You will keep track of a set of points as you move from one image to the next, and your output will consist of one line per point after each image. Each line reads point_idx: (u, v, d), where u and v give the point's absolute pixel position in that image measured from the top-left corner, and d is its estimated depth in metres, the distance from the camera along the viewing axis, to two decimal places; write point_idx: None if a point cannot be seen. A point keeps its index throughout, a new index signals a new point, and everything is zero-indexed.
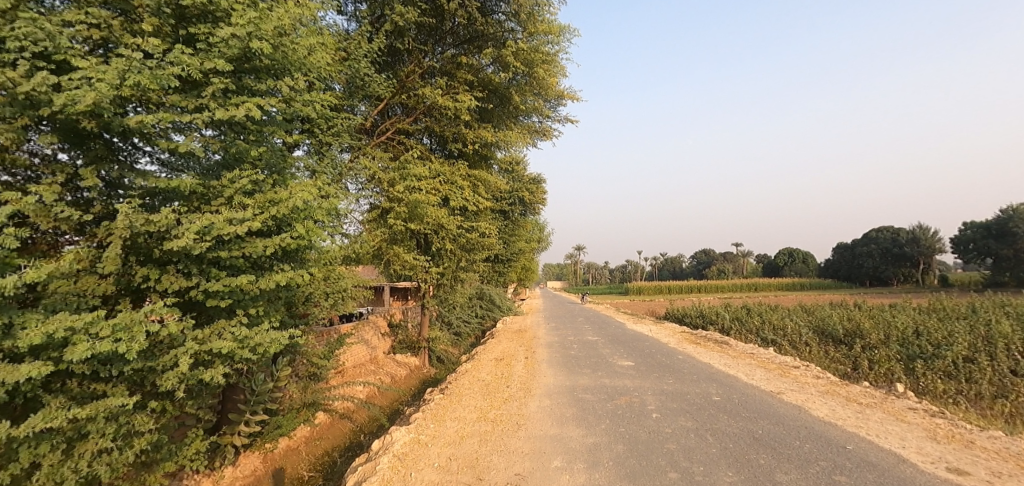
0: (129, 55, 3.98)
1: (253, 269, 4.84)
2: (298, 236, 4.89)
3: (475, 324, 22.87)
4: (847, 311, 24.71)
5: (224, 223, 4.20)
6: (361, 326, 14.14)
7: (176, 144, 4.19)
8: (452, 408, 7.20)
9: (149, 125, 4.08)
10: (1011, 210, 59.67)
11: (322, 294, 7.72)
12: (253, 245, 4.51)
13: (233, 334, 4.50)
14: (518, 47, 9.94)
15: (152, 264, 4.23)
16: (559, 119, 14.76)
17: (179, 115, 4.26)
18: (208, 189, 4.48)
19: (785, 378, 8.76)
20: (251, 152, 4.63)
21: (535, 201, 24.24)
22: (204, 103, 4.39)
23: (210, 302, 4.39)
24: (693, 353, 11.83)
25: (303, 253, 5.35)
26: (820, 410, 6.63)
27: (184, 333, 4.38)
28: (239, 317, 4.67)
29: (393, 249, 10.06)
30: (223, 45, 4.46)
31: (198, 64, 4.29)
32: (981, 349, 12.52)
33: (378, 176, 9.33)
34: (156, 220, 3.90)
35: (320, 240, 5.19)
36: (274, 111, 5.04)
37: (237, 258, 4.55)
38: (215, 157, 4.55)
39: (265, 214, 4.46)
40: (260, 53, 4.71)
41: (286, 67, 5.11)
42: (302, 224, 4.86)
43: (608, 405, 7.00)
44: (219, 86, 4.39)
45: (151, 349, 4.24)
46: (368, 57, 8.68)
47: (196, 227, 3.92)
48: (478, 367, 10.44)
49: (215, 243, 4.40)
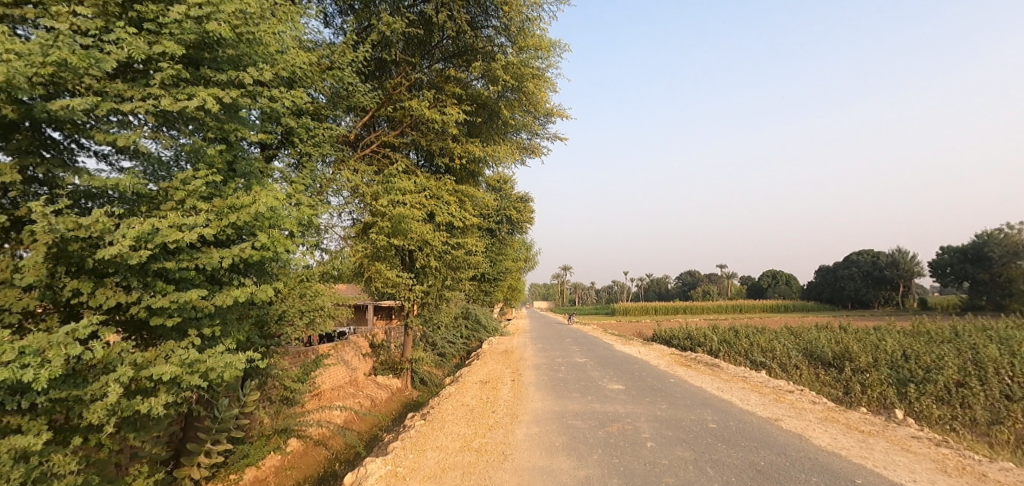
0: (59, 31, 3.62)
1: (209, 284, 4.41)
2: (263, 247, 4.50)
3: (460, 345, 22.33)
4: (833, 334, 24.64)
5: (170, 229, 3.79)
6: (341, 347, 13.61)
7: (116, 138, 3.82)
8: (434, 436, 6.74)
9: (83, 113, 3.69)
10: (987, 235, 60.97)
11: (297, 312, 7.28)
12: (208, 256, 4.11)
13: (180, 357, 4.04)
14: (507, 61, 9.73)
15: (88, 276, 3.76)
16: (548, 137, 14.61)
17: (121, 104, 3.90)
18: (157, 191, 4.12)
19: (780, 403, 8.45)
20: (207, 151, 4.31)
21: (522, 219, 24.03)
22: (151, 92, 4.06)
23: (153, 320, 3.96)
24: (684, 376, 11.50)
25: (269, 266, 4.98)
26: (822, 439, 6.32)
27: (120, 356, 3.83)
28: (190, 339, 4.25)
29: (375, 266, 9.66)
30: (177, 27, 4.16)
31: (145, 47, 3.97)
32: (972, 373, 12.36)
33: (361, 190, 8.96)
34: (86, 225, 3.47)
35: (290, 253, 4.81)
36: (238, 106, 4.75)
37: (189, 271, 4.11)
38: (164, 153, 4.21)
39: (222, 221, 4.10)
40: (222, 43, 4.48)
41: (253, 59, 4.83)
42: (269, 234, 4.48)
43: (600, 434, 6.62)
44: (167, 72, 4.08)
45: (81, 374, 3.66)
46: (352, 67, 8.40)
47: (132, 233, 3.49)
48: (463, 390, 9.96)
49: (160, 253, 3.97)
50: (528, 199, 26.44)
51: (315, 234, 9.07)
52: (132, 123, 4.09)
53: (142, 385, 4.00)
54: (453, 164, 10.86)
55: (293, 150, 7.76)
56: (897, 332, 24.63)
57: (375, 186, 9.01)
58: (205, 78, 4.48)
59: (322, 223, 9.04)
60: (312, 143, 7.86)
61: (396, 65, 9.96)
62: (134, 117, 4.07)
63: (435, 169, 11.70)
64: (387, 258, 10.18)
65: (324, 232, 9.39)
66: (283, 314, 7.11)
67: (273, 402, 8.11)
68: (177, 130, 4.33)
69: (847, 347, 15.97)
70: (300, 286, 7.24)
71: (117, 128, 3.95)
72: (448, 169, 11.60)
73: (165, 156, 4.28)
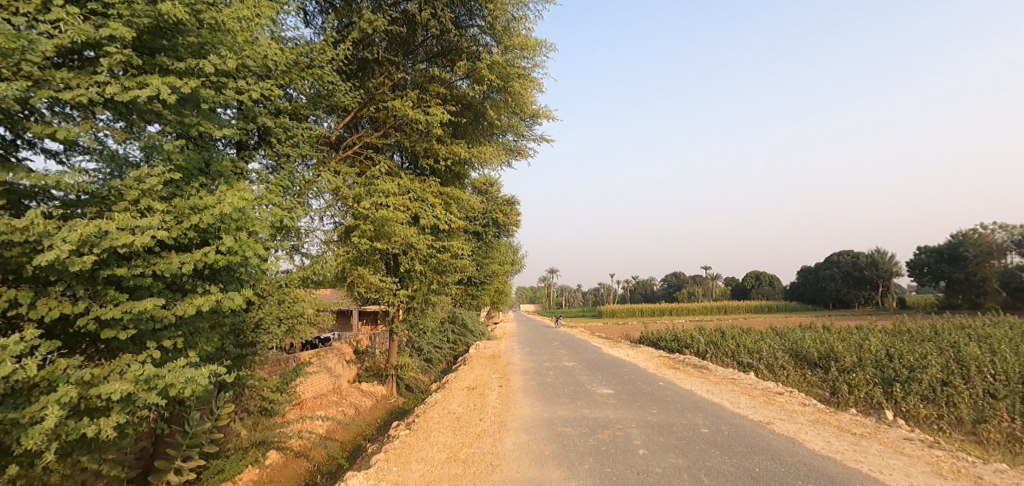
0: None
1: (168, 292, 4.14)
2: (229, 251, 4.24)
3: (446, 350, 22.06)
4: (817, 334, 24.85)
5: (121, 232, 3.50)
6: (323, 354, 13.27)
7: (56, 130, 3.52)
8: (419, 447, 6.51)
9: (16, 102, 3.38)
10: (963, 235, 62.32)
11: (276, 319, 7.01)
12: (167, 262, 3.86)
13: (136, 372, 3.74)
14: (492, 61, 9.55)
15: (27, 285, 3.45)
16: (534, 138, 14.48)
17: (63, 94, 3.61)
18: (108, 190, 3.83)
19: (771, 406, 8.36)
20: (162, 145, 4.04)
21: (508, 222, 23.88)
22: (97, 78, 3.76)
23: (105, 333, 3.67)
24: (673, 379, 11.40)
25: (237, 273, 4.73)
26: (815, 442, 6.21)
27: (67, 373, 3.51)
28: (149, 352, 3.97)
29: (358, 270, 9.38)
30: (126, 7, 3.88)
31: (89, 30, 3.67)
32: (956, 371, 12.45)
33: (342, 192, 8.70)
34: (25, 227, 3.19)
35: (260, 258, 4.56)
36: (199, 97, 4.48)
37: (145, 278, 3.83)
38: (114, 148, 3.93)
39: (183, 224, 3.85)
40: (179, 25, 4.20)
41: (213, 45, 4.56)
42: (238, 236, 4.24)
43: (590, 441, 6.44)
44: (115, 57, 3.78)
45: (21, 395, 3.33)
46: (332, 65, 8.15)
47: (76, 236, 3.20)
48: (450, 397, 9.72)
49: (111, 258, 3.68)
50: (514, 202, 26.29)
51: (293, 237, 8.80)
52: (80, 116, 3.82)
53: (102, 402, 3.73)
54: (437, 165, 10.65)
55: (269, 150, 7.55)
56: (880, 331, 24.90)
57: (357, 188, 8.76)
58: (160, 66, 4.21)
59: (300, 225, 8.75)
60: (291, 143, 7.59)
61: (378, 64, 9.72)
62: (81, 110, 3.79)
63: (419, 171, 11.47)
64: (371, 263, 9.92)
65: (303, 237, 9.10)
66: (258, 321, 6.84)
67: (252, 413, 7.82)
68: (131, 124, 4.06)
69: (832, 347, 16.05)
70: (278, 292, 6.96)
71: (59, 121, 3.65)
72: (432, 171, 11.38)
73: (116, 150, 4.00)
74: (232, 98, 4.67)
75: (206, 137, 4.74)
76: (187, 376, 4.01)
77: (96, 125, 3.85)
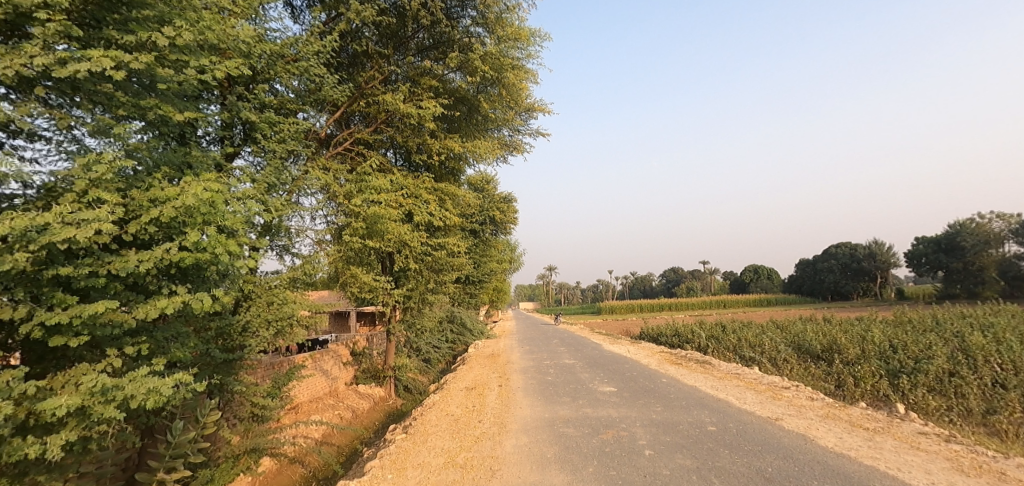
0: None
1: (128, 293, 3.89)
2: (195, 248, 3.95)
3: (445, 349, 21.82)
4: (818, 326, 24.70)
5: (64, 226, 3.23)
6: (319, 356, 13.01)
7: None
8: (416, 452, 6.25)
9: None
10: (960, 224, 62.32)
11: (265, 322, 6.75)
12: (122, 260, 3.60)
13: (88, 384, 3.46)
14: (485, 52, 9.28)
15: None
16: (530, 133, 14.23)
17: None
18: (56, 181, 3.61)
19: (778, 401, 8.12)
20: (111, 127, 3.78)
21: (506, 219, 23.65)
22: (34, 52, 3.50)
23: (54, 340, 3.40)
24: (676, 375, 11.17)
25: (209, 273, 4.44)
26: (828, 438, 5.97)
27: (10, 384, 3.28)
28: (107, 361, 3.70)
29: (351, 270, 9.11)
30: None
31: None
32: (962, 361, 12.26)
33: (333, 189, 8.45)
34: None
35: (233, 256, 4.26)
36: (155, 76, 4.22)
37: (98, 278, 3.56)
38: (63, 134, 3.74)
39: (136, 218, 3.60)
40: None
41: (169, 17, 4.28)
42: (206, 230, 3.99)
43: (593, 442, 6.20)
44: (51, 27, 3.50)
45: None
46: (319, 57, 7.86)
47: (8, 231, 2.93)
48: (448, 398, 9.48)
49: (59, 256, 3.43)
50: (511, 199, 26.06)
51: (279, 236, 8.52)
52: (23, 98, 3.60)
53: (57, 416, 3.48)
54: (431, 160, 10.40)
55: (256, 147, 7.28)
56: (881, 322, 24.76)
57: (348, 185, 8.50)
58: (108, 39, 3.94)
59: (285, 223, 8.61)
60: (276, 138, 7.33)
61: (369, 58, 9.44)
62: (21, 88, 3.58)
63: (413, 167, 11.21)
64: (363, 262, 9.67)
65: (292, 237, 8.84)
66: (244, 323, 6.59)
67: (243, 420, 7.56)
68: (77, 105, 3.83)
69: (836, 339, 15.85)
70: (260, 298, 6.81)
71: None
72: (426, 166, 11.13)
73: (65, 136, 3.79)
74: (192, 76, 4.39)
75: (168, 120, 4.48)
76: (158, 383, 3.77)
77: (40, 109, 3.62)
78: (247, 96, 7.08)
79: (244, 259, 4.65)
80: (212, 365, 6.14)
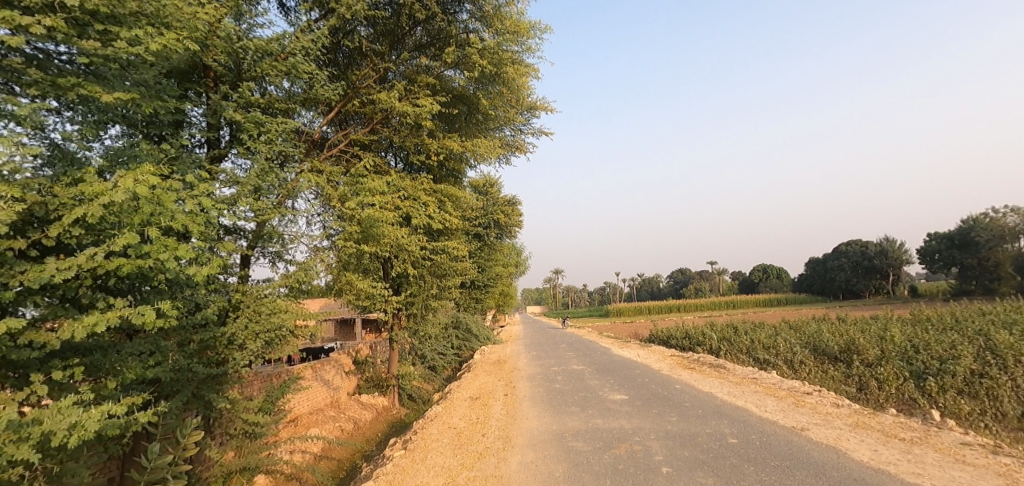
0: None
1: (52, 304, 3.57)
2: (133, 256, 3.68)
3: (451, 356, 21.39)
4: (833, 326, 24.03)
5: None
6: (320, 365, 12.64)
7: None
8: (414, 472, 5.80)
9: None
10: (974, 219, 61.18)
11: (255, 335, 6.35)
12: (40, 269, 3.31)
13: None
14: (483, 46, 8.87)
15: None
16: (533, 132, 13.85)
17: None
18: None
19: (802, 409, 7.62)
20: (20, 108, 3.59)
21: (510, 223, 23.24)
22: None
23: None
24: (689, 381, 10.67)
25: (155, 282, 4.16)
26: (862, 452, 5.47)
27: None
28: (32, 389, 3.38)
29: (347, 276, 8.70)
30: None
31: None
32: (991, 362, 11.66)
33: (326, 192, 8.06)
34: None
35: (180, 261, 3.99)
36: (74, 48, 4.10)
37: (10, 289, 3.23)
38: None
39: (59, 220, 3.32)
40: None
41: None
42: (147, 232, 3.74)
43: (605, 457, 5.75)
44: None
45: None
46: (309, 54, 7.51)
47: None
48: (451, 409, 9.04)
49: None
50: (515, 202, 25.65)
51: (269, 242, 8.16)
52: None
53: None
54: (429, 160, 10.02)
55: (245, 151, 6.88)
56: (899, 321, 24.07)
57: (342, 187, 8.13)
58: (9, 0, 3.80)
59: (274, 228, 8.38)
60: (264, 139, 6.94)
61: (363, 56, 9.06)
62: None
63: (412, 169, 10.84)
64: (360, 267, 9.28)
65: (285, 242, 8.47)
66: (228, 336, 6.17)
67: (234, 436, 7.15)
68: None
69: (854, 340, 15.26)
70: (249, 310, 6.42)
71: None
72: (425, 167, 10.74)
73: None
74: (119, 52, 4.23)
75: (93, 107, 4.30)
76: (86, 418, 3.40)
77: None
78: (232, 94, 6.73)
79: (201, 268, 4.37)
80: (194, 381, 5.75)
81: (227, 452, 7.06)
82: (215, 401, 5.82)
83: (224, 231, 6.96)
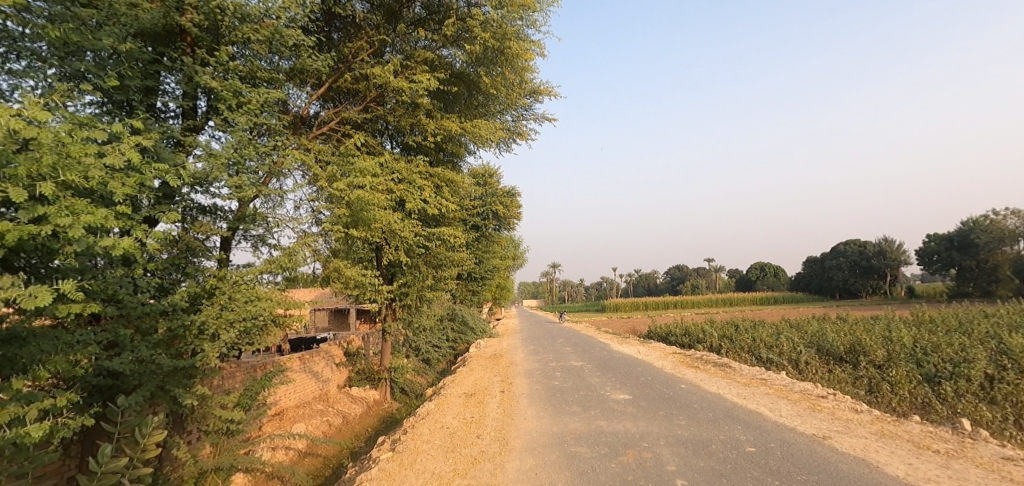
0: None
1: None
2: (21, 221, 3.23)
3: (445, 349, 20.88)
4: (835, 325, 23.62)
5: None
6: (309, 356, 12.13)
7: None
8: (401, 478, 5.28)
9: None
10: (973, 221, 60.92)
11: (229, 324, 5.80)
12: None
13: None
14: (485, 19, 8.29)
15: None
16: (535, 116, 13.27)
17: None
18: None
19: (820, 414, 7.12)
20: None
21: (509, 214, 22.78)
22: None
23: None
24: (694, 380, 10.16)
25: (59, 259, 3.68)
26: (896, 466, 4.96)
27: None
28: None
29: (335, 263, 8.15)
30: None
31: None
32: (1008, 365, 11.22)
33: (313, 171, 7.48)
34: None
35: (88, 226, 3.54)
36: None
37: None
38: None
39: None
40: None
41: None
42: (40, 190, 3.28)
43: (612, 465, 5.25)
44: None
45: None
46: (296, 20, 6.93)
47: None
48: (444, 406, 8.53)
49: None
50: (514, 193, 25.16)
51: (249, 223, 7.60)
52: None
53: None
54: (426, 142, 9.48)
55: (223, 123, 6.26)
56: (901, 321, 23.68)
57: (331, 167, 7.55)
58: None
59: (257, 209, 7.84)
60: (243, 112, 6.32)
61: (356, 28, 8.47)
62: None
63: (408, 151, 10.27)
64: (350, 254, 8.72)
65: (269, 225, 7.91)
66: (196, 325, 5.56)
67: (209, 433, 6.59)
68: None
69: (861, 340, 14.81)
70: (223, 298, 5.87)
71: None
72: (422, 150, 10.18)
73: None
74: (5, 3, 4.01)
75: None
76: None
77: None
78: (209, 59, 6.17)
79: (117, 241, 3.91)
80: (158, 373, 5.20)
81: (201, 451, 6.51)
82: (182, 398, 5.26)
83: (198, 209, 6.40)
